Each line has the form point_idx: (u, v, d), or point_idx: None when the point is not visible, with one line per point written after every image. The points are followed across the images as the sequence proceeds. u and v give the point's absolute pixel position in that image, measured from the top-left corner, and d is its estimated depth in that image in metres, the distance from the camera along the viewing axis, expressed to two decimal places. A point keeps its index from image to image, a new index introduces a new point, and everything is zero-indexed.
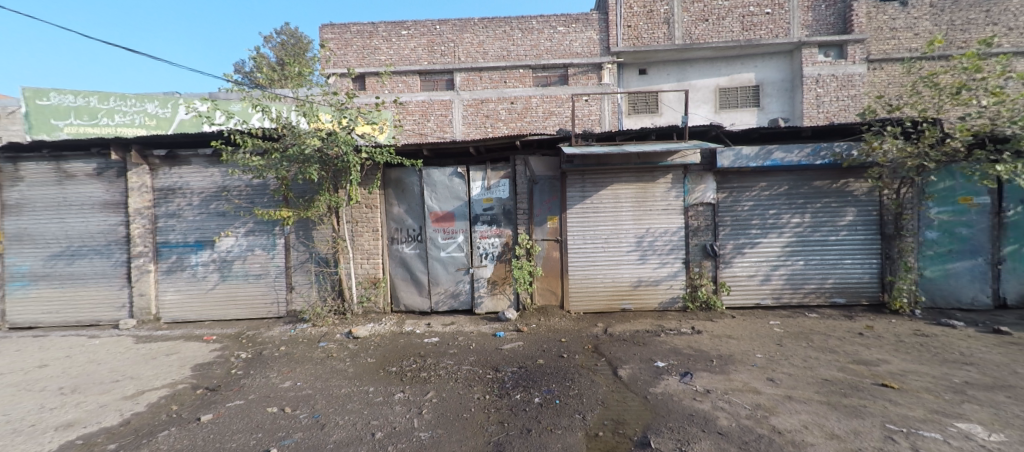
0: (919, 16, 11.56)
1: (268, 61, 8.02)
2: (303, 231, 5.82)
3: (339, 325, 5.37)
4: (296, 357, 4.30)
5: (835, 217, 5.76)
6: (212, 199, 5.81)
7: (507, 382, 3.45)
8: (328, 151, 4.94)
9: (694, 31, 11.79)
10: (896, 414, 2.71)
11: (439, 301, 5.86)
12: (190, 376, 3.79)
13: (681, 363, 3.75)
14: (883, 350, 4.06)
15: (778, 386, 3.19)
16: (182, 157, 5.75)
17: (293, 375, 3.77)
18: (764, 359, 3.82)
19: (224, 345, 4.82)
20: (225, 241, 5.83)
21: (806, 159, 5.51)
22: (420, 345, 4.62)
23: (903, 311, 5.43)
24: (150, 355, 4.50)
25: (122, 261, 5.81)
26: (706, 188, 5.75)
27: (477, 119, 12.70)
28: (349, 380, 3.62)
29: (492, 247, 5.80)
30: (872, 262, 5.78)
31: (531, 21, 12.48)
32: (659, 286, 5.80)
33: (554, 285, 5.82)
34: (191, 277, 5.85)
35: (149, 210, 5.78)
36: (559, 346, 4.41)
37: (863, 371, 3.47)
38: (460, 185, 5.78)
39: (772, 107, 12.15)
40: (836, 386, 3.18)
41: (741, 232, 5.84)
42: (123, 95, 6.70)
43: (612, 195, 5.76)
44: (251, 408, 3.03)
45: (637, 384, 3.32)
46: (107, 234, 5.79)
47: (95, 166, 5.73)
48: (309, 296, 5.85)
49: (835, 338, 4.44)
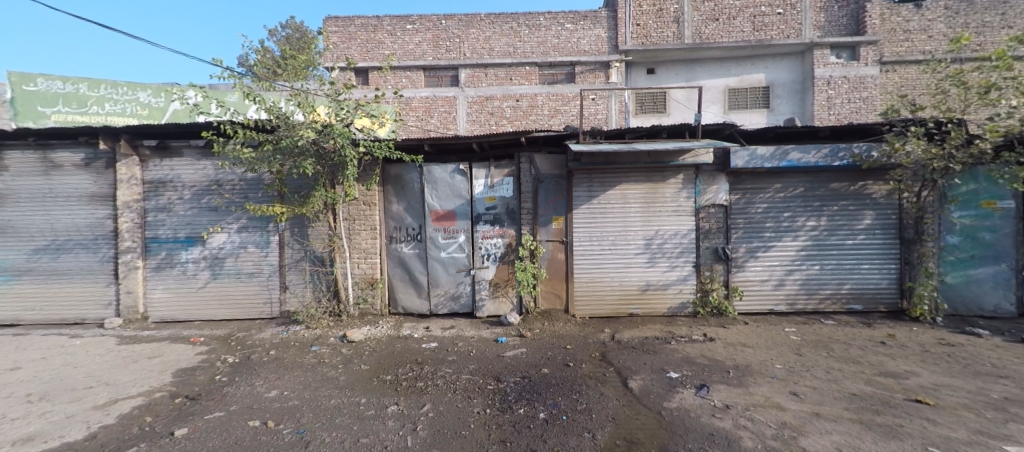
0: (933, 19, 11.31)
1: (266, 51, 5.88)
2: (298, 229, 5.60)
3: (334, 328, 5.14)
4: (286, 362, 4.07)
5: (853, 221, 5.52)
6: (203, 193, 5.59)
7: (509, 393, 3.21)
8: (324, 145, 4.73)
9: (704, 30, 11.55)
10: (938, 436, 2.44)
11: (438, 303, 5.63)
12: (170, 383, 3.58)
13: (695, 374, 3.51)
14: (910, 361, 3.81)
15: (804, 402, 2.94)
16: (173, 148, 5.53)
17: (281, 383, 3.55)
18: (785, 370, 3.57)
19: (211, 348, 4.60)
20: (216, 238, 5.61)
21: (824, 160, 5.27)
22: (417, 350, 4.39)
23: (923, 319, 5.19)
24: (131, 358, 4.29)
25: (110, 257, 5.60)
26: (719, 189, 5.52)
27: (481, 116, 12.47)
28: (340, 389, 3.40)
29: (495, 248, 5.56)
30: (892, 267, 5.53)
31: (538, 18, 12.24)
32: (668, 290, 5.57)
33: (558, 288, 5.58)
34: (181, 274, 5.64)
35: (138, 204, 5.56)
36: (564, 354, 4.17)
37: (892, 385, 3.22)
38: (462, 183, 5.55)
39: (782, 108, 11.92)
40: (866, 401, 2.92)
41: (755, 235, 5.59)
42: (115, 83, 7.16)
43: (620, 195, 5.53)
44: (232, 422, 2.81)
45: (649, 398, 3.08)
46: (94, 228, 5.58)
47: (82, 157, 5.51)
48: (304, 296, 5.63)
49: (857, 348, 4.19)
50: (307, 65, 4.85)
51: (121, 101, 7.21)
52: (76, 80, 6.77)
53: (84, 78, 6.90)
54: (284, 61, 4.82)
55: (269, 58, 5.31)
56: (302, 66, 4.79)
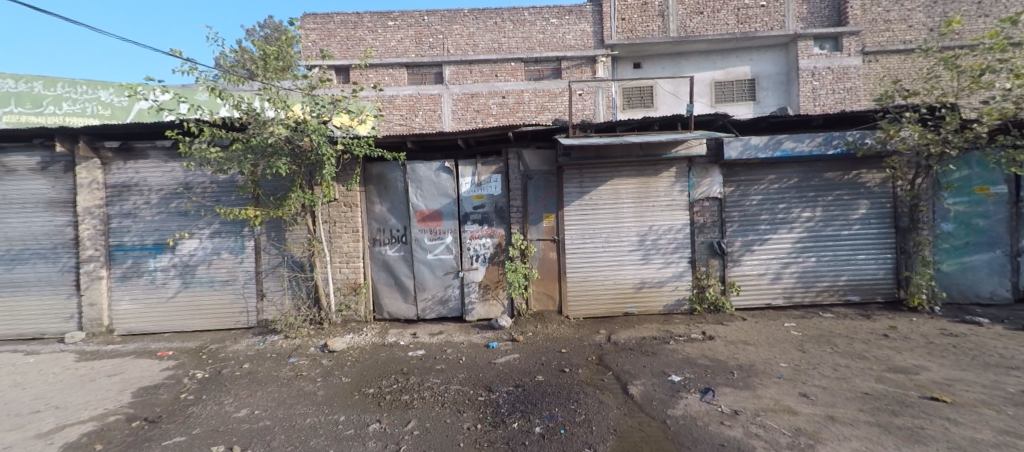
0: (912, 9, 11.40)
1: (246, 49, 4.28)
2: (275, 232, 5.28)
3: (314, 337, 4.83)
4: (260, 377, 3.76)
5: (847, 211, 5.42)
6: (171, 197, 5.23)
7: (501, 406, 2.97)
8: (299, 143, 4.43)
9: (689, 24, 11.42)
10: (963, 438, 2.27)
11: (426, 308, 5.36)
12: (129, 404, 3.26)
13: (698, 377, 3.31)
14: (917, 354, 3.67)
15: (815, 404, 2.76)
16: (138, 150, 5.17)
17: (252, 401, 3.25)
18: (790, 369, 3.40)
19: (179, 363, 4.26)
20: (186, 244, 5.26)
21: (818, 150, 5.14)
22: (403, 359, 4.12)
23: (922, 308, 5.09)
24: (89, 376, 3.94)
25: (70, 267, 5.20)
26: (712, 182, 5.36)
27: (467, 114, 12.21)
28: (316, 406, 3.12)
29: (483, 248, 5.31)
30: (887, 257, 5.44)
31: (522, 13, 11.99)
32: (664, 287, 5.39)
33: (551, 288, 5.36)
34: (150, 284, 5.27)
35: (101, 210, 5.18)
36: (559, 358, 3.94)
37: (904, 382, 3.05)
38: (448, 182, 5.28)
39: (768, 100, 11.90)
40: (881, 401, 2.75)
41: (750, 228, 5.45)
42: (73, 83, 6.95)
43: (612, 191, 5.33)
44: (191, 449, 2.53)
45: (651, 405, 2.88)
46: (52, 236, 5.17)
47: (38, 160, 5.11)
48: (282, 304, 5.30)
49: (861, 342, 4.05)
50: (287, 67, 4.43)
51: (80, 100, 7.02)
52: (31, 78, 6.69)
53: (39, 76, 6.80)
54: (262, 61, 4.29)
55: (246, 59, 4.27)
56: (279, 67, 4.36)
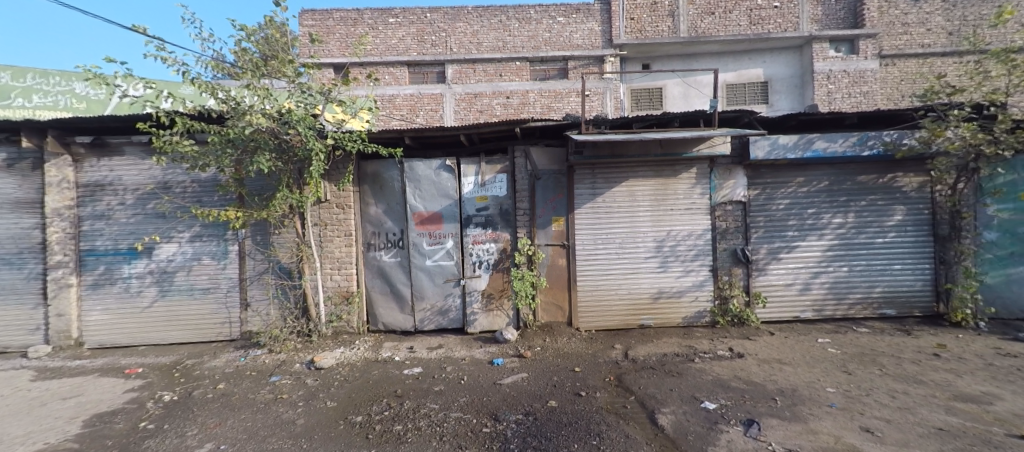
0: (931, 12, 11.08)
1: (241, 40, 3.85)
2: (260, 236, 4.86)
3: (301, 352, 4.39)
4: (234, 400, 3.33)
5: (882, 217, 4.99)
6: (148, 197, 4.82)
7: (510, 441, 2.52)
8: (286, 136, 4.03)
9: (700, 24, 11.06)
10: None
11: (423, 318, 4.92)
12: (74, 438, 2.82)
13: (736, 405, 2.87)
14: (980, 379, 3.24)
15: (884, 443, 2.32)
16: (112, 145, 4.76)
17: (220, 432, 2.81)
18: (841, 395, 2.97)
19: (147, 382, 3.83)
20: (165, 248, 4.85)
21: (852, 150, 4.71)
22: (398, 379, 3.68)
23: (966, 324, 4.66)
24: (41, 399, 3.50)
25: (37, 274, 4.76)
26: (736, 184, 4.95)
27: (470, 115, 11.86)
28: (294, 439, 2.68)
29: (487, 254, 4.88)
30: (926, 267, 5.01)
31: (528, 11, 11.63)
32: (683, 298, 4.96)
33: (560, 298, 4.92)
34: (123, 292, 4.85)
35: (71, 211, 4.77)
36: (573, 379, 3.50)
37: (981, 415, 2.63)
38: (449, 182, 4.87)
39: (782, 104, 11.48)
40: (961, 440, 2.34)
41: (776, 234, 5.02)
42: (45, 73, 6.70)
43: (627, 193, 4.92)
44: None
45: (688, 441, 2.44)
46: (18, 239, 4.74)
47: (4, 156, 4.71)
48: (267, 315, 4.87)
49: (910, 362, 3.62)
50: (288, 64, 3.94)
51: (52, 92, 6.72)
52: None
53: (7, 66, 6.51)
54: (254, 57, 3.88)
55: (240, 51, 3.85)
56: (277, 67, 3.94)
